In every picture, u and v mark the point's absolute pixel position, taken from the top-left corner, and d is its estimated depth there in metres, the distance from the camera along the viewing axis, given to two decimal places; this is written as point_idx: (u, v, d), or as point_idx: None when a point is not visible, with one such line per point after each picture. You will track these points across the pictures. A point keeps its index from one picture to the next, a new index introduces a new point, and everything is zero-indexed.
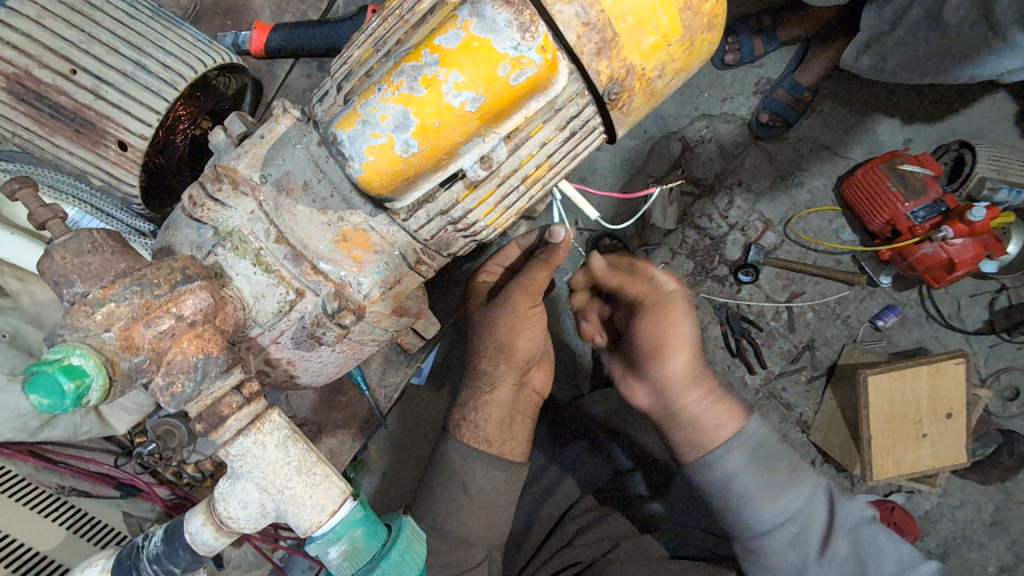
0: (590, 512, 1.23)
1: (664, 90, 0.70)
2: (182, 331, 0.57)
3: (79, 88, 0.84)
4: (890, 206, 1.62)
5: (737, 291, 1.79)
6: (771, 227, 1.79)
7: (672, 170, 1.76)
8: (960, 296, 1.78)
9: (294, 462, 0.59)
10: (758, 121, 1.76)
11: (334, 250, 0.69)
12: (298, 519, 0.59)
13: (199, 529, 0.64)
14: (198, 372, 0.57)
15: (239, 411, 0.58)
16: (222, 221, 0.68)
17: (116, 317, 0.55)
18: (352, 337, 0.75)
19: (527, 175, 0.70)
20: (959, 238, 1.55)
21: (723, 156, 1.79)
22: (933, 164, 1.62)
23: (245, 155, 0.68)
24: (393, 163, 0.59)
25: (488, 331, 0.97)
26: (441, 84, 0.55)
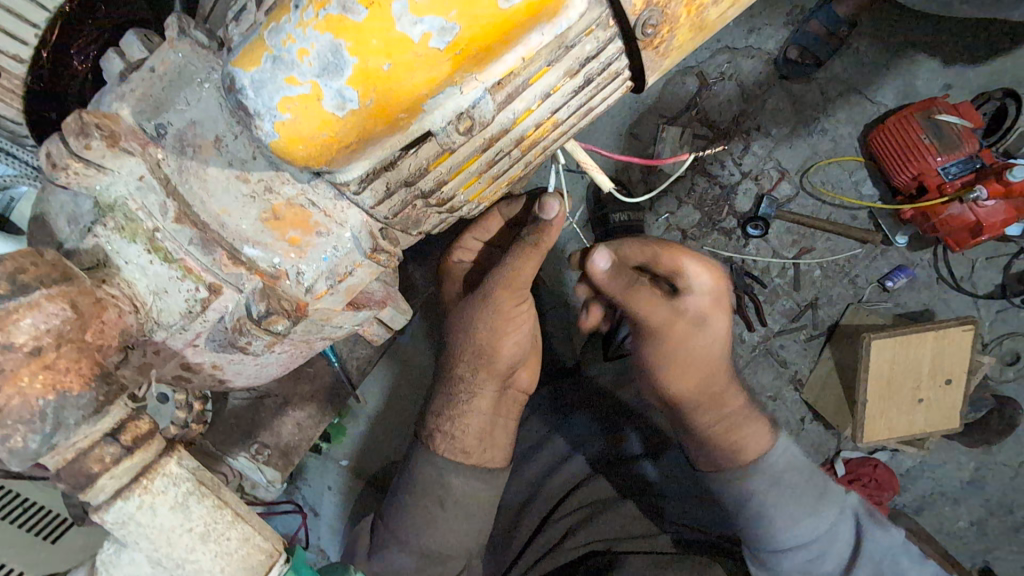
0: (588, 506, 1.11)
1: (715, 23, 0.51)
2: (17, 367, 0.44)
3: None
4: (921, 159, 1.42)
5: (744, 245, 1.60)
6: (788, 177, 1.59)
7: (685, 111, 1.56)
8: (976, 259, 1.59)
9: (195, 528, 0.53)
10: (784, 58, 1.53)
11: (263, 231, 0.51)
12: None
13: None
14: (49, 423, 0.45)
15: (114, 467, 0.50)
16: (100, 190, 0.50)
17: None
18: (292, 338, 0.60)
19: (523, 137, 0.53)
20: (991, 201, 1.37)
21: (743, 97, 1.57)
22: (973, 115, 1.41)
23: (130, 97, 0.50)
24: (323, 126, 0.38)
25: (469, 330, 0.84)
26: (390, 3, 0.35)
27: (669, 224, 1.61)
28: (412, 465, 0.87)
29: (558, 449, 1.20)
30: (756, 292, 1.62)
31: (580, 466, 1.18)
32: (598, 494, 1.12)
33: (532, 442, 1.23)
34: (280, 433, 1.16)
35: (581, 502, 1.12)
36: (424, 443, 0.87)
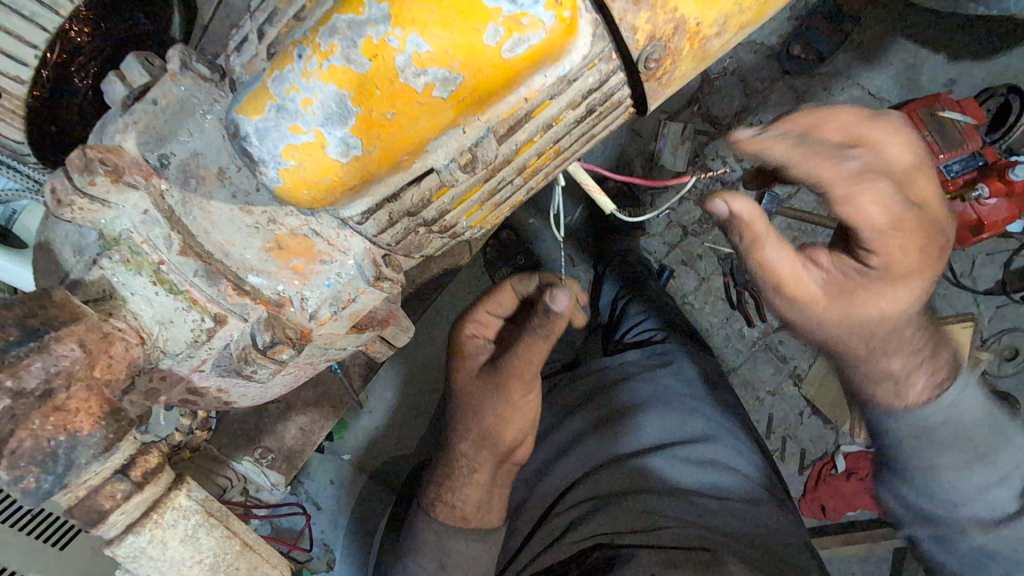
0: (588, 502, 1.08)
1: (718, 52, 0.51)
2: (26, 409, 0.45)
3: None
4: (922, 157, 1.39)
5: None
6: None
7: (687, 107, 1.57)
8: (976, 255, 1.59)
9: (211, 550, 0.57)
10: (788, 52, 1.52)
11: (267, 259, 0.52)
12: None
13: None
14: (62, 462, 0.46)
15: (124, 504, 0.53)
16: (105, 223, 0.50)
17: None
18: (299, 361, 0.60)
19: (526, 165, 0.53)
20: (993, 199, 1.34)
21: (745, 91, 1.57)
22: (977, 113, 1.38)
23: (133, 128, 0.50)
24: (327, 172, 0.39)
25: (477, 414, 0.87)
26: (394, 55, 0.35)
27: (669, 219, 1.62)
28: (416, 526, 0.92)
29: (559, 445, 1.19)
30: None
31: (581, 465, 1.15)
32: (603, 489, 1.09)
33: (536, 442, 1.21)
34: (283, 437, 1.18)
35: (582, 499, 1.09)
36: (425, 508, 0.93)
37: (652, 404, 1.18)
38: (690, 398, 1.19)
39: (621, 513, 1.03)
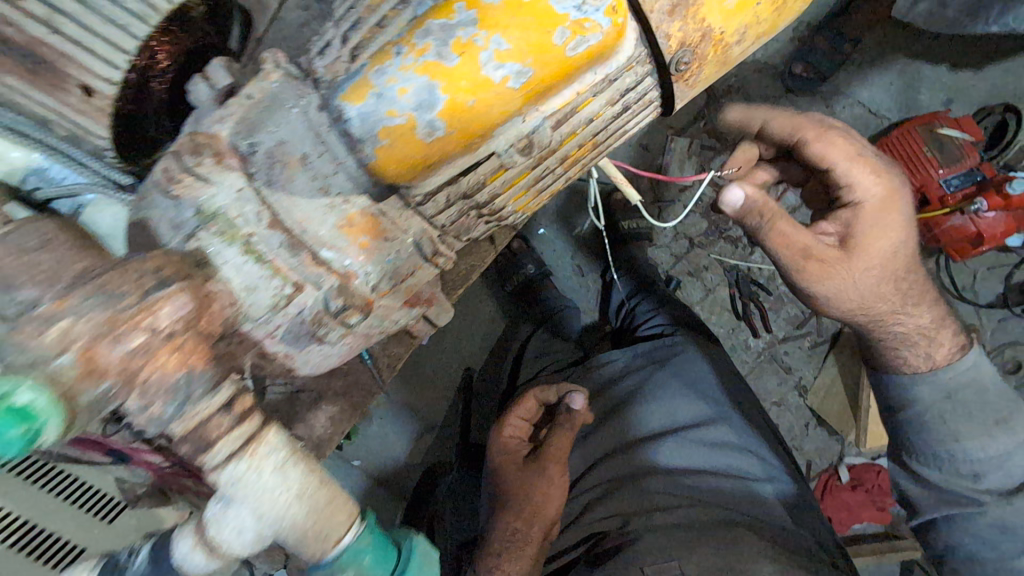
0: (603, 484, 1.15)
1: (738, 59, 0.59)
2: (158, 347, 0.48)
3: (27, 15, 0.70)
4: (924, 172, 1.48)
5: (750, 253, 1.67)
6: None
7: (694, 122, 1.66)
8: (978, 270, 1.70)
9: (294, 489, 0.52)
10: (790, 72, 1.61)
11: (339, 236, 0.59)
12: (298, 546, 0.53)
13: (187, 554, 0.53)
14: (182, 394, 0.49)
15: (229, 433, 0.51)
16: (204, 199, 0.56)
17: (75, 336, 0.44)
18: (358, 332, 0.67)
19: (567, 156, 0.60)
20: (991, 213, 1.43)
21: (750, 110, 1.66)
22: (973, 130, 1.49)
23: (229, 118, 0.57)
24: (413, 149, 0.46)
25: (524, 492, 1.03)
26: (479, 51, 0.43)
27: (677, 232, 1.70)
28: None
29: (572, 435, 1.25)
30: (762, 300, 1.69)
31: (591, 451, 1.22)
32: (616, 472, 1.15)
33: None
34: (313, 426, 1.16)
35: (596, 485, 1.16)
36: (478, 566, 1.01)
37: (653, 394, 1.23)
38: (692, 383, 1.24)
39: (630, 494, 1.09)
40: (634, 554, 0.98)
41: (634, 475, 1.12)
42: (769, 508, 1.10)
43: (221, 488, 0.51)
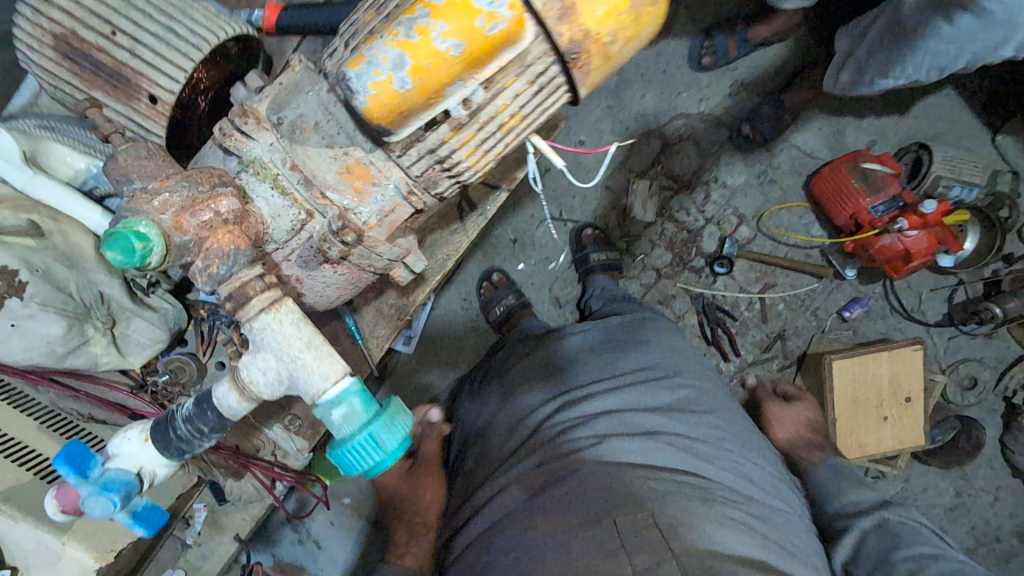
0: (589, 432, 1.24)
1: (618, 56, 0.83)
2: (219, 226, 0.70)
3: (117, 46, 0.96)
4: (854, 201, 2.09)
5: (712, 282, 2.35)
6: (744, 222, 2.35)
7: (652, 166, 2.31)
8: (922, 292, 2.34)
9: (304, 338, 0.71)
10: (739, 131, 2.27)
11: (339, 180, 0.82)
12: (306, 386, 0.72)
13: (224, 394, 0.75)
14: (232, 259, 0.70)
15: (260, 293, 0.71)
16: (246, 150, 0.81)
17: (169, 205, 0.70)
18: (352, 261, 0.89)
19: (503, 123, 0.84)
20: (913, 229, 2.00)
21: (700, 152, 2.32)
22: (892, 164, 2.09)
23: (267, 99, 0.82)
24: (391, 98, 0.71)
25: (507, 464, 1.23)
26: (431, 32, 0.69)
27: None
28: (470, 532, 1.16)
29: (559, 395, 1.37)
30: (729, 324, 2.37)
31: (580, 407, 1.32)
32: (598, 425, 1.25)
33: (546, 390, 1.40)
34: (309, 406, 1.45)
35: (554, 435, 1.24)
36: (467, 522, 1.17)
37: (633, 365, 1.38)
38: (661, 359, 1.40)
39: (593, 447, 1.19)
40: (591, 496, 1.10)
41: (613, 428, 1.23)
42: (725, 485, 1.15)
43: (251, 338, 0.72)
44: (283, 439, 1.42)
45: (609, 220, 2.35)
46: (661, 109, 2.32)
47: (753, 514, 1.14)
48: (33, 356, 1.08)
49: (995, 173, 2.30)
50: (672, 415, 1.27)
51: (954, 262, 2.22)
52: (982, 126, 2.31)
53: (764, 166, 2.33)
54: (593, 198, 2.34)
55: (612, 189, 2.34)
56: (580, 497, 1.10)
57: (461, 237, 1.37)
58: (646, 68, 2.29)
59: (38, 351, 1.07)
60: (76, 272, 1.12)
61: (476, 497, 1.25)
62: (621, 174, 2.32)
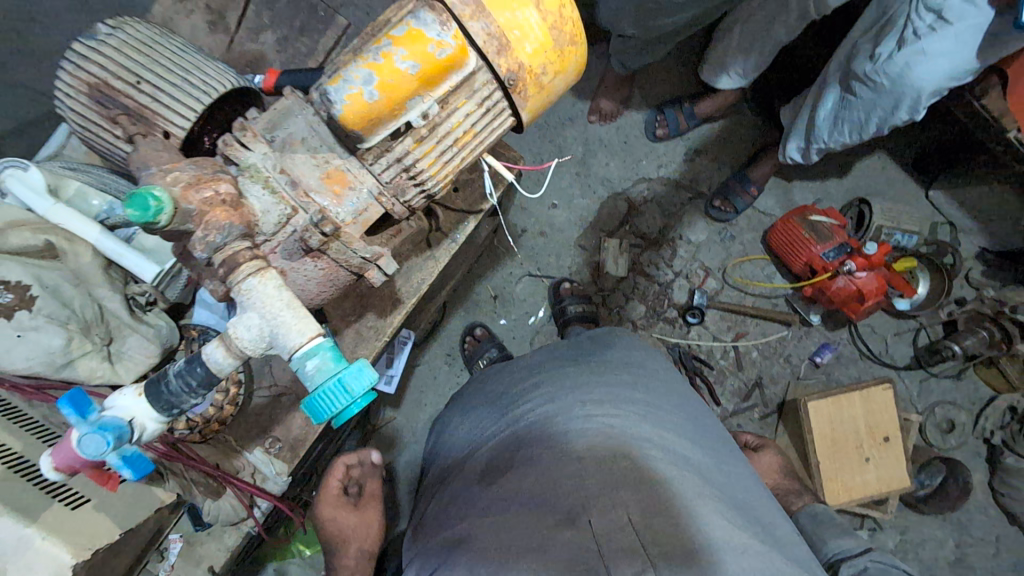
0: (538, 440, 1.26)
1: (550, 86, 1.04)
2: (217, 204, 0.85)
3: (140, 92, 1.15)
4: (807, 249, 2.33)
5: (686, 331, 2.51)
6: (711, 274, 2.55)
7: (620, 225, 2.52)
8: (887, 337, 2.55)
9: (284, 299, 0.85)
10: (711, 204, 2.54)
11: (321, 184, 0.99)
12: (286, 340, 0.83)
13: (212, 349, 0.83)
14: (226, 231, 0.84)
15: (249, 259, 0.85)
16: (242, 158, 0.97)
17: (179, 180, 0.85)
18: (331, 255, 1.03)
19: (458, 138, 1.02)
20: (862, 270, 2.25)
21: (664, 213, 2.56)
22: (836, 217, 2.37)
23: (263, 120, 1.01)
24: (362, 107, 0.89)
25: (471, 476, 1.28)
26: (393, 55, 0.88)
27: None
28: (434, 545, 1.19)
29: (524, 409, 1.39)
30: (707, 372, 2.50)
31: (539, 416, 1.33)
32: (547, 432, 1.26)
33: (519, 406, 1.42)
34: (291, 428, 1.50)
35: (524, 437, 1.24)
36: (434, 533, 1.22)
37: (586, 373, 1.40)
38: (619, 364, 1.42)
39: (562, 443, 1.18)
40: (541, 493, 1.13)
41: (561, 431, 1.24)
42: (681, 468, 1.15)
43: (239, 300, 0.84)
44: (263, 463, 1.48)
45: (583, 275, 2.51)
46: (626, 175, 2.57)
47: (713, 500, 1.13)
48: (33, 364, 1.15)
49: (933, 225, 2.60)
50: (626, 414, 1.26)
51: (909, 306, 2.46)
52: (914, 183, 2.63)
53: (724, 226, 2.57)
54: (567, 255, 2.51)
55: (585, 246, 2.52)
56: (553, 495, 1.09)
57: (433, 263, 1.50)
58: (608, 139, 2.55)
59: (40, 359, 1.15)
60: (79, 288, 1.24)
61: (452, 509, 1.24)
62: (592, 234, 2.52)
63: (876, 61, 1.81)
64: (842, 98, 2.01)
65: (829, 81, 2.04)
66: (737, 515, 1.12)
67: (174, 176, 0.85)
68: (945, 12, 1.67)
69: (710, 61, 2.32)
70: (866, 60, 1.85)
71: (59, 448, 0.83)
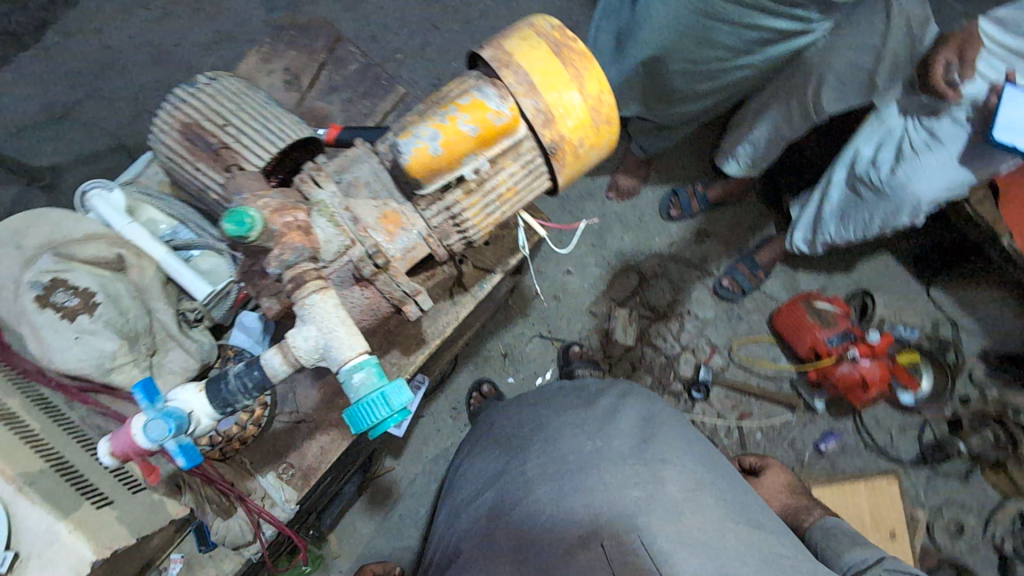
0: (537, 467, 1.27)
1: (586, 157, 1.18)
2: (294, 229, 0.97)
3: (225, 133, 1.32)
4: (812, 333, 2.42)
5: (692, 406, 2.56)
6: (717, 350, 2.64)
7: (631, 296, 2.64)
8: (891, 430, 2.56)
9: (339, 317, 0.96)
10: (721, 284, 2.66)
11: (378, 223, 1.11)
12: (339, 352, 0.95)
13: (270, 356, 0.96)
14: (298, 253, 0.96)
15: (313, 279, 0.97)
16: (313, 194, 1.10)
17: (266, 205, 0.98)
18: (377, 286, 1.14)
19: (501, 195, 1.15)
20: (865, 358, 2.32)
21: (674, 288, 2.68)
22: (840, 305, 2.46)
23: (334, 163, 1.14)
24: (426, 158, 1.03)
25: (479, 506, 1.31)
26: (458, 118, 1.03)
27: None
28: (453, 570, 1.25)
29: (525, 433, 1.41)
30: None
31: (538, 443, 1.34)
32: (546, 459, 1.28)
33: (524, 427, 1.44)
34: (306, 456, 1.53)
35: (531, 464, 1.28)
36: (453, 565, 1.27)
37: (585, 405, 1.42)
38: (617, 401, 1.42)
39: (567, 477, 1.22)
40: (543, 530, 1.16)
41: (562, 459, 1.26)
42: (679, 507, 1.18)
43: (299, 312, 0.96)
44: (273, 488, 1.50)
45: (593, 341, 2.60)
46: (640, 249, 2.72)
47: (721, 535, 1.16)
48: (84, 367, 1.23)
49: (936, 321, 2.68)
50: (627, 443, 1.28)
51: (914, 401, 2.45)
52: (915, 279, 2.72)
53: (732, 305, 2.68)
54: (578, 320, 2.61)
55: (596, 313, 2.62)
56: (567, 521, 1.16)
57: (458, 308, 1.58)
58: (624, 214, 2.72)
59: (91, 362, 1.23)
60: (137, 301, 1.34)
61: (468, 530, 1.30)
62: (604, 302, 2.63)
63: (879, 169, 2.02)
64: (850, 191, 2.17)
65: (833, 181, 2.21)
66: (742, 529, 1.20)
67: (265, 201, 0.98)
68: (937, 132, 1.90)
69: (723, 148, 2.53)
70: (868, 165, 2.05)
71: (119, 435, 0.96)
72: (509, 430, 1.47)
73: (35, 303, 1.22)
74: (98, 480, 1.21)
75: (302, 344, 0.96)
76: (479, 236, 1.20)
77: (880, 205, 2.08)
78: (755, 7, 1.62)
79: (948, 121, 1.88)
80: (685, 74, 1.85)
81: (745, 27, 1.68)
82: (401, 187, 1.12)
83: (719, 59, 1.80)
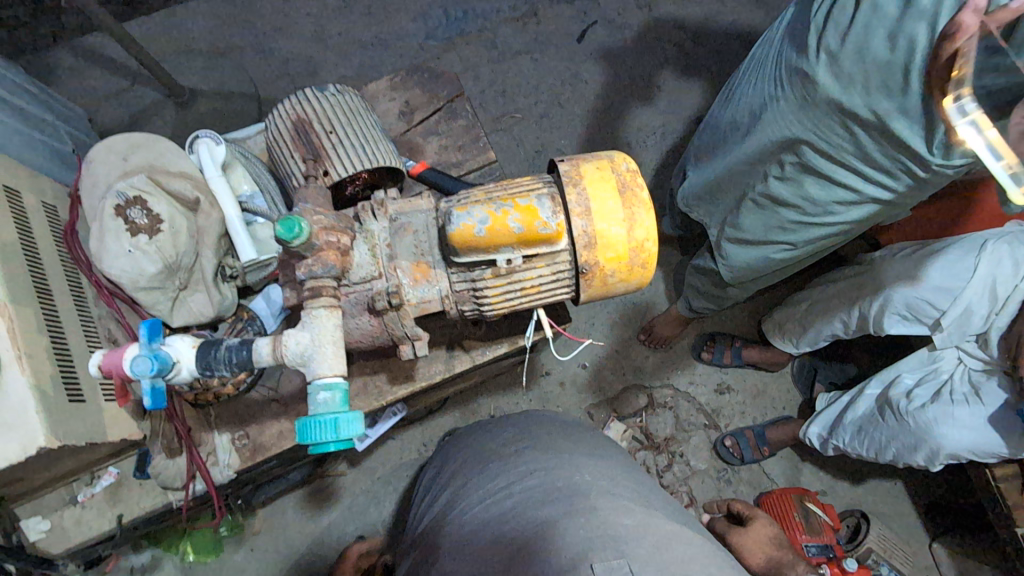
0: (531, 484, 1.26)
1: (613, 286, 1.26)
2: (331, 249, 1.09)
3: (327, 138, 1.49)
4: (795, 531, 2.33)
5: None
6: (694, 504, 2.56)
7: (633, 414, 2.63)
8: None
9: (333, 336, 1.05)
10: (722, 441, 2.60)
11: (409, 268, 1.22)
12: (317, 367, 1.03)
13: (261, 344, 1.06)
14: (326, 270, 1.07)
15: (326, 296, 1.07)
16: (366, 223, 1.23)
17: (320, 220, 1.11)
18: (384, 319, 1.22)
19: (525, 289, 1.23)
20: None
21: (677, 425, 2.64)
22: (832, 514, 2.41)
23: (397, 203, 1.27)
24: (468, 235, 1.12)
25: (470, 518, 1.27)
26: (510, 214, 1.13)
27: None
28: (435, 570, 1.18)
29: (517, 460, 1.39)
30: None
31: (530, 467, 1.33)
32: (541, 480, 1.26)
33: (513, 455, 1.44)
34: (263, 432, 1.60)
35: (519, 491, 1.25)
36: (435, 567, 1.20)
37: (578, 453, 1.43)
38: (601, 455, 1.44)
39: (556, 495, 1.19)
40: (528, 539, 1.09)
41: (557, 482, 1.24)
42: (676, 549, 1.07)
43: (303, 318, 1.05)
44: (222, 449, 1.58)
45: None
46: (659, 374, 2.71)
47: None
48: (122, 275, 1.39)
49: None
50: (620, 487, 1.26)
51: None
52: (921, 526, 2.55)
53: (725, 468, 2.61)
54: (574, 415, 2.61)
55: (594, 416, 2.62)
56: (555, 538, 1.07)
57: (459, 360, 1.64)
58: None
59: (128, 274, 1.38)
60: (192, 240, 1.48)
61: (450, 544, 1.23)
62: (604, 408, 2.63)
63: (909, 400, 1.96)
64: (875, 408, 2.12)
65: (866, 391, 2.17)
66: None
67: (319, 218, 1.11)
68: (981, 391, 1.85)
69: (772, 319, 2.47)
70: (902, 395, 2.00)
71: (114, 352, 1.09)
72: (488, 461, 1.47)
73: (113, 209, 1.41)
74: (83, 375, 1.34)
75: (292, 344, 1.06)
76: (491, 313, 1.27)
77: (907, 437, 1.98)
78: (837, 162, 1.51)
79: (994, 385, 1.83)
80: (760, 208, 1.75)
81: (832, 183, 1.55)
82: (440, 247, 1.23)
83: (798, 212, 1.67)
